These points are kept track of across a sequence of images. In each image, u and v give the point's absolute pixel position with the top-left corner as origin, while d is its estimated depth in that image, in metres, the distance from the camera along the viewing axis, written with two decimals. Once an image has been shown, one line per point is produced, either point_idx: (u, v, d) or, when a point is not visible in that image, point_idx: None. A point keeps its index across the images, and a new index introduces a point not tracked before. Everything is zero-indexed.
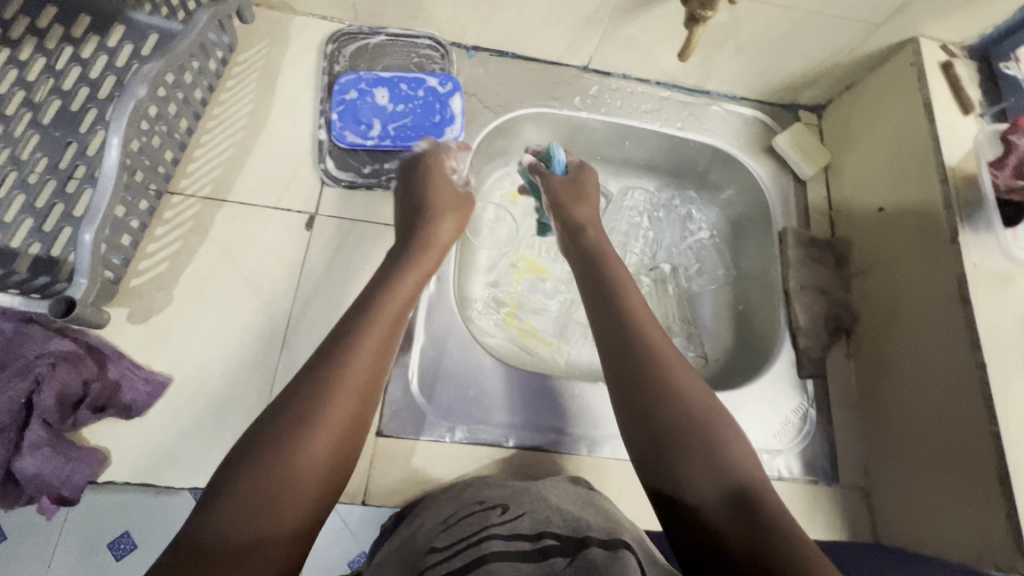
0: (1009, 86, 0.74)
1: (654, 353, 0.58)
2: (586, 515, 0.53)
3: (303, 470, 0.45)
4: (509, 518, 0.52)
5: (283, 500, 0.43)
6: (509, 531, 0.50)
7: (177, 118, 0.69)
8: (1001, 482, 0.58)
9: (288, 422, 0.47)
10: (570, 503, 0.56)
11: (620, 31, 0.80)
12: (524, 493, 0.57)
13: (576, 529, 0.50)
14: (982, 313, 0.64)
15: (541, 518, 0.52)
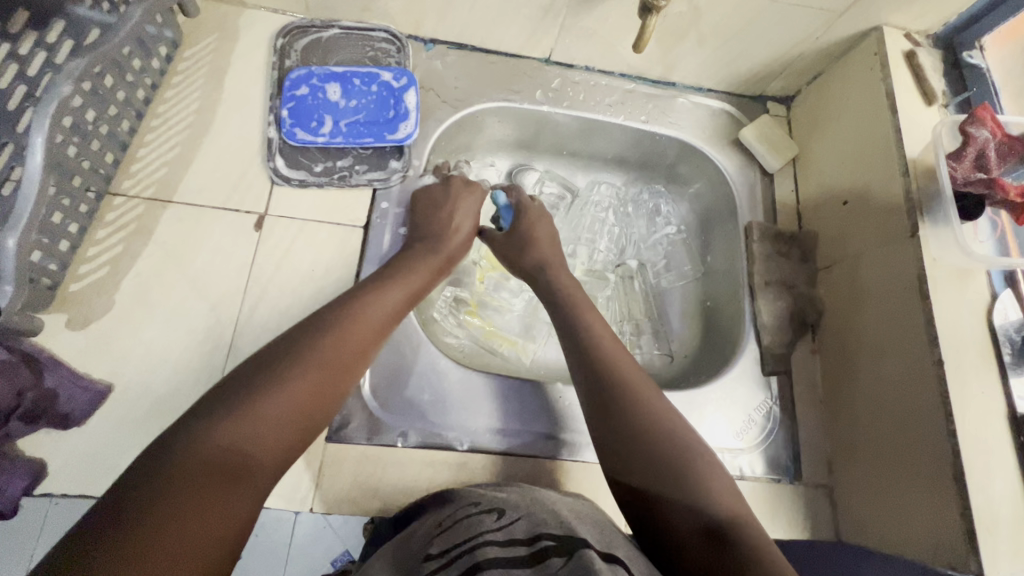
0: (973, 75, 0.73)
1: (625, 377, 0.59)
2: (583, 526, 0.52)
3: (287, 418, 0.47)
4: (504, 521, 0.52)
5: (261, 436, 0.45)
6: (506, 536, 0.49)
7: (117, 117, 0.67)
8: (956, 481, 0.57)
9: (276, 371, 0.49)
10: (568, 509, 0.55)
11: (579, 21, 0.78)
12: (523, 496, 0.57)
13: (569, 530, 0.49)
14: (941, 309, 0.63)
15: (536, 520, 0.51)
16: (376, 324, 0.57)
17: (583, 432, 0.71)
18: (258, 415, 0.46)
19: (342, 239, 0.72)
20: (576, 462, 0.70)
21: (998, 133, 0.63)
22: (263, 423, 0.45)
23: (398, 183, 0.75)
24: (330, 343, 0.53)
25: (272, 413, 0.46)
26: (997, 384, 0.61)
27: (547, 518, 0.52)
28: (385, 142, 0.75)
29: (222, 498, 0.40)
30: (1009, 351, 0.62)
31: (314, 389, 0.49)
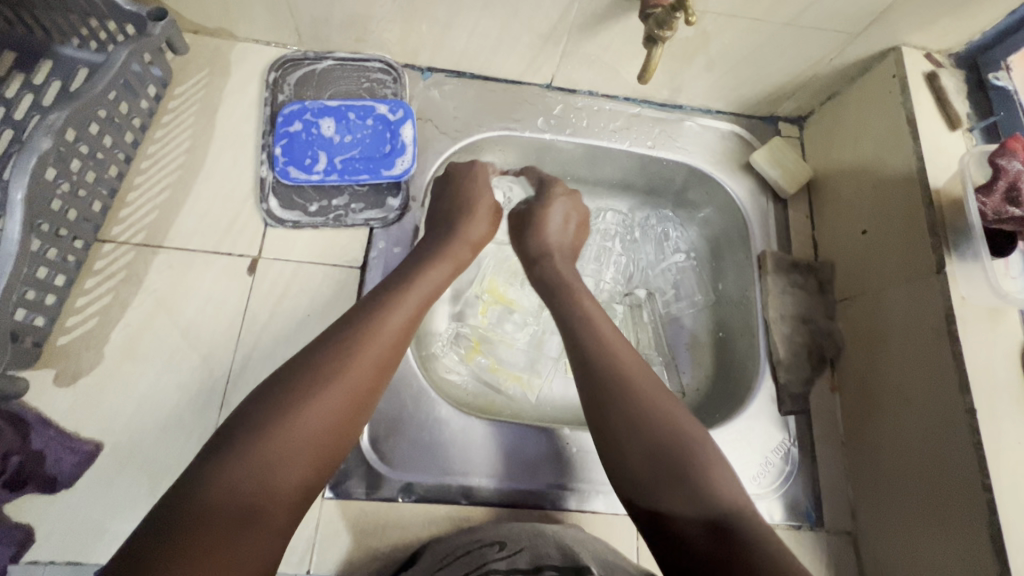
0: (999, 98, 0.69)
1: (627, 372, 0.56)
2: (584, 553, 0.55)
3: (294, 445, 0.44)
4: (507, 553, 0.54)
5: (267, 471, 0.43)
6: (509, 565, 0.51)
7: (103, 163, 0.65)
8: (993, 541, 0.53)
9: (288, 386, 0.47)
10: (569, 537, 0.58)
11: (581, 48, 0.75)
12: (522, 529, 0.59)
13: (572, 560, 0.52)
14: (971, 353, 0.59)
15: (540, 552, 0.54)
16: (387, 330, 0.54)
17: (592, 481, 0.68)
18: (265, 448, 0.43)
19: (339, 282, 0.69)
20: (584, 511, 0.67)
21: None
22: (269, 455, 0.43)
23: (395, 221, 0.73)
24: (333, 356, 0.50)
25: (277, 444, 0.44)
26: None
27: (549, 548, 0.54)
28: (382, 178, 0.72)
29: (231, 536, 0.40)
30: None
31: (321, 408, 0.47)
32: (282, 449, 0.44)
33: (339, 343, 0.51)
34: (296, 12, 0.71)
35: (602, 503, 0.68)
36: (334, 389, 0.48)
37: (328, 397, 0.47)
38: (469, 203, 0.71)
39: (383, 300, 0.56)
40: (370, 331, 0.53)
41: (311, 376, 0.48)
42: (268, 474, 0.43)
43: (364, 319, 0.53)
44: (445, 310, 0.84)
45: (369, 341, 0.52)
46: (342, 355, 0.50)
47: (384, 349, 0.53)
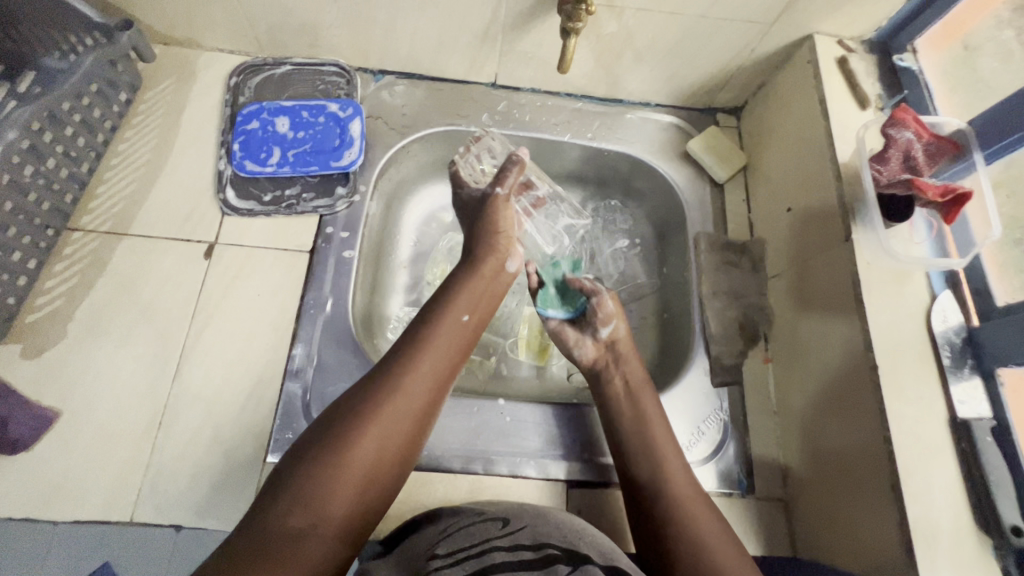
0: (907, 78, 0.73)
1: (660, 451, 0.63)
2: (582, 532, 0.57)
3: (373, 462, 0.52)
4: (507, 530, 0.57)
5: (346, 482, 0.50)
6: (511, 542, 0.55)
7: (74, 158, 0.72)
8: (893, 490, 0.55)
9: (350, 421, 0.53)
10: (564, 514, 0.60)
11: (516, 46, 0.81)
12: (524, 505, 0.61)
13: (572, 540, 0.55)
14: (877, 313, 0.61)
15: (540, 527, 0.57)
16: (451, 359, 0.61)
17: (527, 446, 0.71)
18: (348, 461, 0.50)
19: (288, 264, 0.74)
20: (562, 481, 0.70)
21: (923, 133, 0.63)
22: (351, 467, 0.50)
23: (343, 209, 0.78)
24: (409, 381, 0.57)
25: (359, 461, 0.51)
26: (938, 389, 0.59)
27: (551, 528, 0.57)
28: (331, 170, 0.78)
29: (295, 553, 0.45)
30: (949, 354, 0.60)
31: (397, 431, 0.54)
32: (361, 464, 0.51)
33: (416, 370, 0.58)
34: (253, 21, 0.78)
35: (567, 471, 0.70)
36: (410, 415, 0.55)
37: (405, 422, 0.55)
38: (496, 233, 0.72)
39: (451, 329, 0.63)
40: (440, 361, 0.60)
41: (389, 399, 0.55)
42: (344, 486, 0.50)
43: (437, 348, 0.60)
44: (399, 297, 0.87)
45: (440, 370, 0.59)
46: (421, 384, 0.57)
47: (447, 373, 0.60)
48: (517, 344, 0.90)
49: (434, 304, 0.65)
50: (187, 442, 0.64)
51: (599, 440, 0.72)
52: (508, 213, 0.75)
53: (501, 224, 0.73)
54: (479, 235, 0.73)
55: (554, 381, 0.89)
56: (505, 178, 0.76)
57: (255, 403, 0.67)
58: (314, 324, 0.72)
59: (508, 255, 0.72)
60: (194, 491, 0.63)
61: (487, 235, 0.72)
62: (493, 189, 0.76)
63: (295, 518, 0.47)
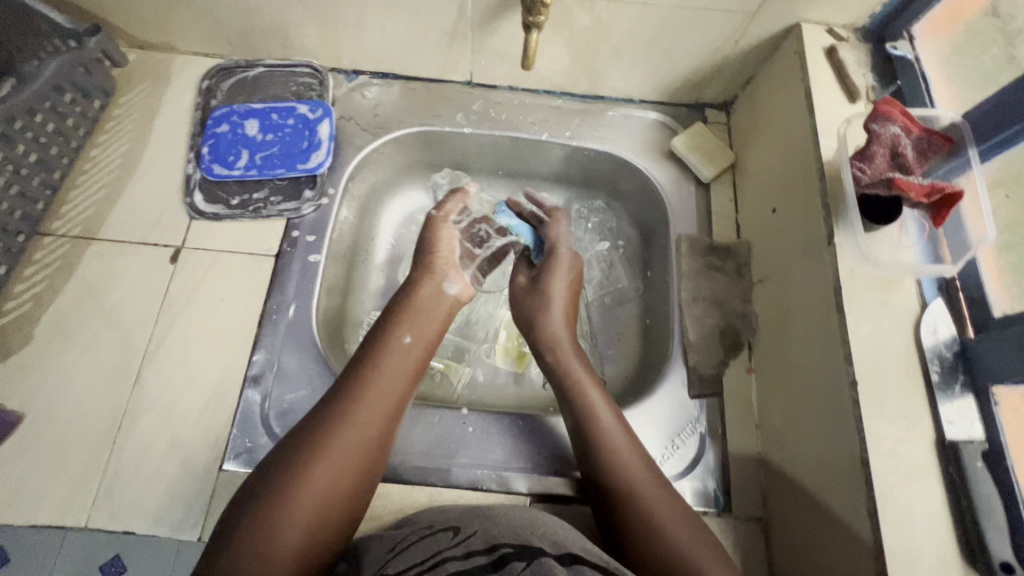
0: (902, 68, 0.68)
1: (615, 462, 0.60)
2: (534, 532, 0.54)
3: (323, 499, 0.53)
4: (459, 540, 0.55)
5: (297, 520, 0.51)
6: (463, 551, 0.53)
7: (45, 164, 0.72)
8: (871, 516, 0.51)
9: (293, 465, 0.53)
10: (521, 513, 0.58)
11: (488, 42, 0.78)
12: (473, 513, 0.60)
13: (524, 537, 0.53)
14: (858, 324, 0.57)
15: (492, 531, 0.55)
16: (401, 386, 0.61)
17: (489, 458, 0.69)
18: (298, 501, 0.51)
19: (253, 269, 0.73)
20: (525, 495, 0.68)
21: (912, 127, 0.57)
22: (301, 505, 0.51)
23: (310, 212, 0.77)
24: (356, 414, 0.57)
25: (309, 498, 0.52)
26: (923, 406, 0.54)
27: (502, 529, 0.55)
28: (298, 172, 0.77)
29: None
30: (938, 369, 0.55)
31: (348, 463, 0.55)
32: (311, 502, 0.52)
33: (363, 401, 0.58)
34: (222, 22, 0.77)
35: (530, 486, 0.68)
36: (360, 446, 0.56)
37: (355, 454, 0.56)
38: (432, 255, 0.71)
39: (395, 356, 0.63)
40: (388, 392, 0.60)
41: (336, 433, 0.56)
42: (297, 522, 0.51)
43: (385, 374, 0.61)
44: (371, 301, 0.86)
45: (388, 396, 0.60)
46: (369, 417, 0.58)
47: (398, 403, 0.61)
48: (495, 349, 0.88)
49: (376, 331, 0.65)
50: (145, 448, 0.64)
51: (566, 452, 0.70)
52: (445, 233, 0.74)
53: (438, 248, 0.72)
54: (417, 260, 0.72)
55: (531, 389, 0.87)
56: (443, 204, 0.76)
57: (214, 409, 0.66)
58: (276, 330, 0.71)
59: (447, 277, 0.71)
60: (149, 497, 0.62)
61: (424, 259, 0.71)
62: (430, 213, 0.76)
63: (248, 564, 0.48)
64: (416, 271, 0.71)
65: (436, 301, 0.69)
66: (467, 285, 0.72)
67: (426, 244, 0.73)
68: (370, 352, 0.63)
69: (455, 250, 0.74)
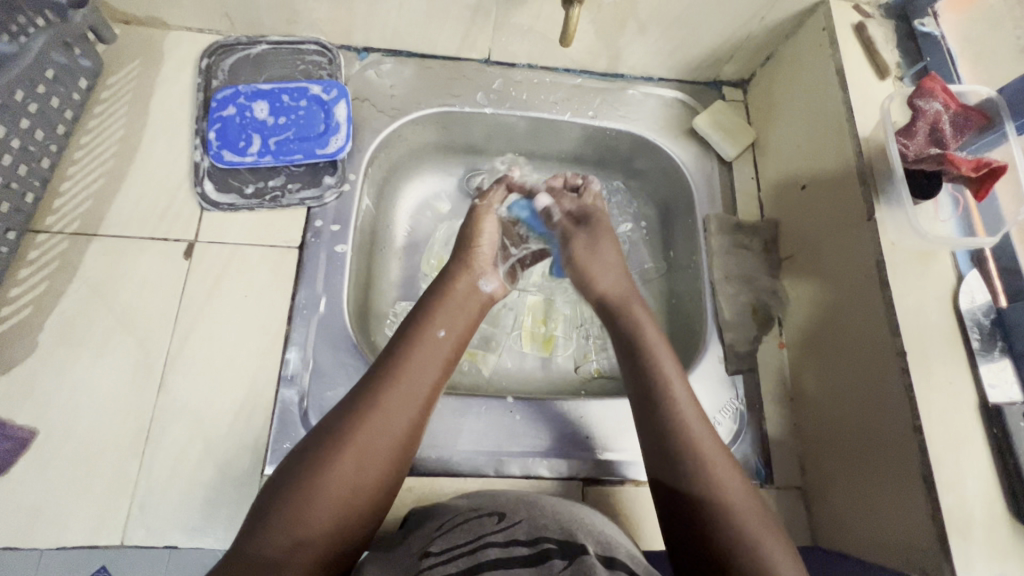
0: (927, 45, 0.69)
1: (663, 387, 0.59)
2: (578, 526, 0.54)
3: (348, 488, 0.49)
4: (506, 526, 0.54)
5: (321, 508, 0.48)
6: (507, 538, 0.52)
7: (33, 153, 0.65)
8: (924, 480, 0.53)
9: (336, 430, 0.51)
10: (567, 510, 0.58)
11: (512, 18, 0.75)
12: (519, 500, 0.59)
13: (569, 532, 0.53)
14: (903, 296, 0.58)
15: (537, 523, 0.54)
16: (434, 376, 0.57)
17: (536, 444, 0.69)
18: (321, 488, 0.48)
19: (276, 262, 0.69)
20: (576, 479, 0.68)
21: (950, 103, 0.60)
22: (323, 495, 0.48)
23: (333, 200, 0.73)
24: (382, 402, 0.53)
25: (333, 487, 0.49)
26: (967, 373, 0.57)
27: (548, 520, 0.54)
28: (316, 158, 0.73)
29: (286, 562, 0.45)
30: (977, 336, 0.58)
31: (375, 455, 0.51)
32: (336, 492, 0.48)
33: (392, 390, 0.54)
34: None
35: (578, 470, 0.68)
36: (393, 433, 0.52)
37: (383, 445, 0.52)
38: (474, 247, 0.69)
39: (427, 346, 0.58)
40: (418, 383, 0.56)
41: (377, 400, 0.53)
42: (320, 510, 0.48)
43: (413, 362, 0.56)
44: (393, 291, 0.82)
45: (418, 387, 0.55)
46: (398, 407, 0.53)
47: (429, 394, 0.56)
48: (520, 335, 0.86)
49: (411, 319, 0.61)
50: (177, 457, 0.60)
51: (610, 435, 0.70)
52: (489, 220, 0.72)
53: (477, 238, 0.70)
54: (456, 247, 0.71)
55: (560, 372, 0.85)
56: (487, 193, 0.75)
57: (249, 411, 0.63)
58: (308, 325, 0.67)
59: (483, 274, 0.68)
60: (188, 509, 0.59)
61: (463, 248, 0.70)
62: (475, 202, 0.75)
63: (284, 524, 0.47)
64: (452, 261, 0.69)
65: (472, 295, 0.66)
66: (501, 284, 0.69)
67: (469, 231, 0.71)
68: (400, 340, 0.59)
69: (495, 245, 0.71)
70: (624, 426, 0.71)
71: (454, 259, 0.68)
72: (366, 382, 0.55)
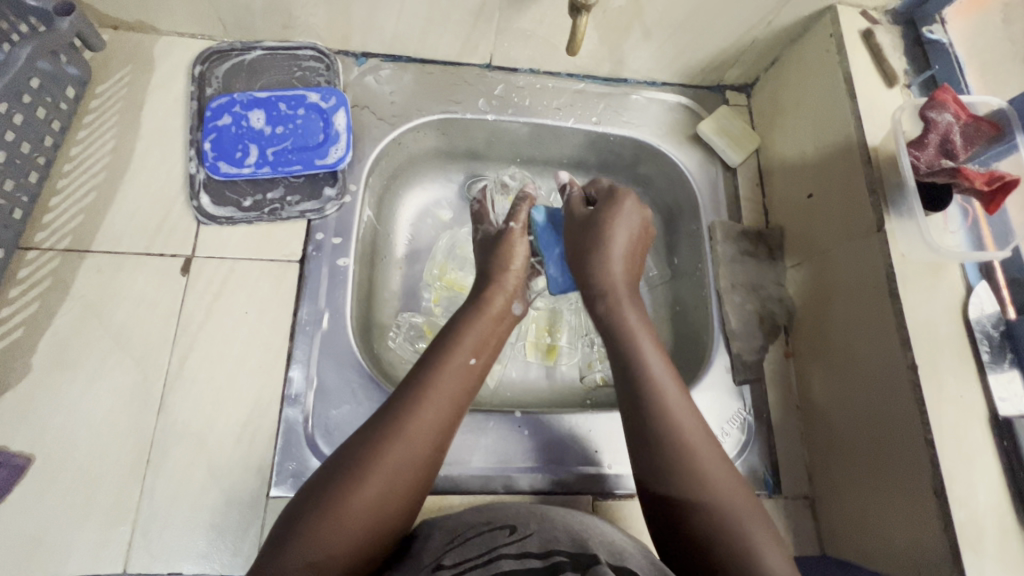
0: (935, 52, 0.69)
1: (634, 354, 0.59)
2: (592, 539, 0.53)
3: (372, 514, 0.48)
4: (517, 537, 0.54)
5: (344, 534, 0.46)
6: (519, 549, 0.52)
7: (21, 167, 0.63)
8: (936, 494, 0.53)
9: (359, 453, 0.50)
10: (578, 520, 0.57)
11: (514, 23, 0.73)
12: (529, 511, 0.58)
13: (581, 544, 0.52)
14: (912, 309, 0.58)
15: (549, 536, 0.53)
16: (458, 400, 0.56)
17: (543, 459, 0.68)
18: (346, 513, 0.47)
19: (276, 276, 0.68)
20: (585, 493, 0.67)
21: (961, 114, 0.60)
22: (346, 521, 0.47)
23: (333, 212, 0.71)
24: (410, 428, 0.52)
25: (358, 512, 0.47)
26: (977, 385, 0.57)
27: (559, 532, 0.54)
28: (316, 168, 0.71)
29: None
30: (987, 348, 0.58)
31: (400, 481, 0.50)
32: (360, 518, 0.47)
33: (420, 415, 0.53)
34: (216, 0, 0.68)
35: (587, 484, 0.68)
36: (416, 456, 0.51)
37: (409, 471, 0.51)
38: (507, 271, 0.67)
39: (455, 369, 0.57)
40: (445, 407, 0.55)
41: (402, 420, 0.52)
42: (343, 536, 0.46)
43: (440, 385, 0.55)
44: (395, 302, 0.81)
45: (445, 412, 0.54)
46: (423, 428, 0.53)
47: (454, 418, 0.55)
48: (524, 345, 0.85)
49: (439, 341, 0.60)
50: (179, 481, 0.59)
51: (618, 448, 0.70)
52: (519, 250, 0.69)
53: (511, 262, 0.68)
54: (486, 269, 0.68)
55: (564, 381, 0.84)
56: (519, 213, 0.72)
57: (252, 432, 0.61)
58: (311, 342, 0.66)
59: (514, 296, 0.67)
60: (192, 533, 0.57)
61: (495, 271, 0.67)
62: (508, 224, 0.71)
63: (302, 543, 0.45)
64: (482, 283, 0.67)
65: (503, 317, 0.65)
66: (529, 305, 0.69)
67: (500, 256, 0.68)
68: (427, 363, 0.58)
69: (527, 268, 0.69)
70: None
71: (486, 281, 0.66)
72: (392, 405, 0.54)
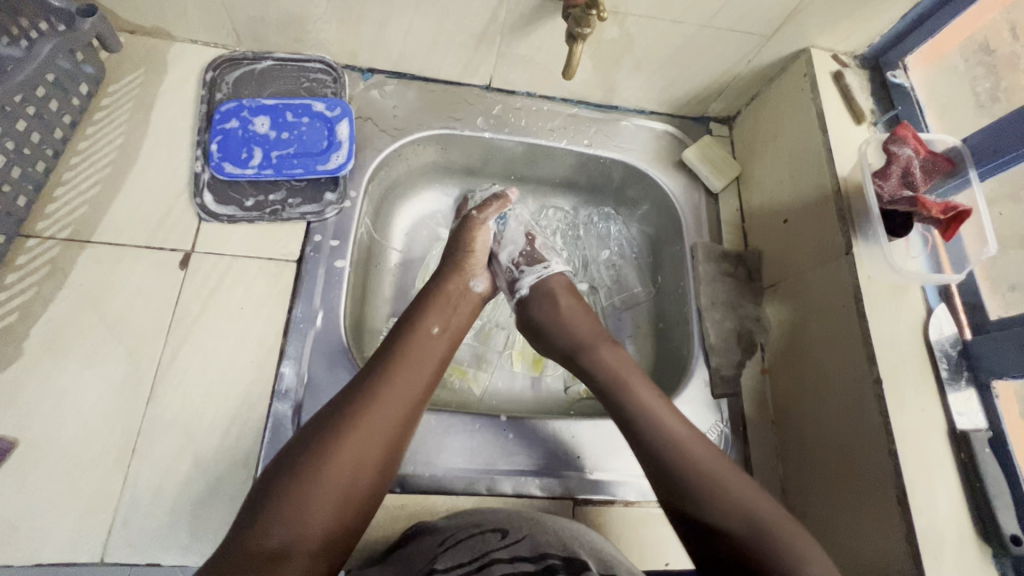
0: (898, 95, 0.76)
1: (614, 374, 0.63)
2: (579, 544, 0.55)
3: (343, 492, 0.49)
4: (509, 542, 0.55)
5: (316, 508, 0.47)
6: (512, 554, 0.53)
7: (31, 158, 0.65)
8: (899, 503, 0.56)
9: (327, 428, 0.51)
10: (564, 524, 0.58)
11: (515, 48, 0.78)
12: (520, 514, 0.59)
13: (570, 549, 0.54)
14: (878, 327, 0.62)
15: (540, 540, 0.55)
16: (428, 375, 0.58)
17: (529, 464, 0.70)
18: (317, 490, 0.48)
19: (273, 275, 0.70)
20: (567, 498, 0.69)
21: (921, 150, 0.66)
22: (320, 494, 0.48)
23: (332, 216, 0.74)
24: (379, 403, 0.53)
25: (329, 484, 0.48)
26: (938, 401, 0.60)
27: (550, 537, 0.55)
28: (317, 173, 0.74)
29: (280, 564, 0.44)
30: (946, 366, 0.62)
31: (370, 452, 0.51)
32: (331, 492, 0.48)
33: (387, 390, 0.54)
34: (232, 12, 0.72)
35: (570, 488, 0.69)
36: (383, 432, 0.52)
37: (377, 446, 0.52)
38: (469, 254, 0.71)
39: (422, 346, 0.60)
40: (413, 383, 0.56)
41: (376, 397, 0.53)
42: (319, 506, 0.47)
43: (407, 364, 0.57)
44: (386, 308, 0.83)
45: (412, 388, 0.56)
46: (388, 406, 0.54)
47: (422, 391, 0.57)
48: (510, 355, 0.86)
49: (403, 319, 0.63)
50: (164, 470, 0.59)
51: (601, 454, 0.71)
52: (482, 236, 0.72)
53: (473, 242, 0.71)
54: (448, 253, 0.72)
55: (550, 392, 0.85)
56: (486, 207, 0.74)
57: (240, 426, 0.62)
58: (304, 339, 0.67)
59: (472, 276, 0.71)
60: (173, 527, 0.57)
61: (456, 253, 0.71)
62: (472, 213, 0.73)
63: (278, 524, 0.46)
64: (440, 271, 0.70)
65: (463, 296, 0.68)
66: (489, 282, 0.73)
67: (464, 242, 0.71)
68: (394, 346, 0.59)
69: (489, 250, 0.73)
70: (615, 446, 0.72)
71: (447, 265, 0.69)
72: (360, 382, 0.55)
